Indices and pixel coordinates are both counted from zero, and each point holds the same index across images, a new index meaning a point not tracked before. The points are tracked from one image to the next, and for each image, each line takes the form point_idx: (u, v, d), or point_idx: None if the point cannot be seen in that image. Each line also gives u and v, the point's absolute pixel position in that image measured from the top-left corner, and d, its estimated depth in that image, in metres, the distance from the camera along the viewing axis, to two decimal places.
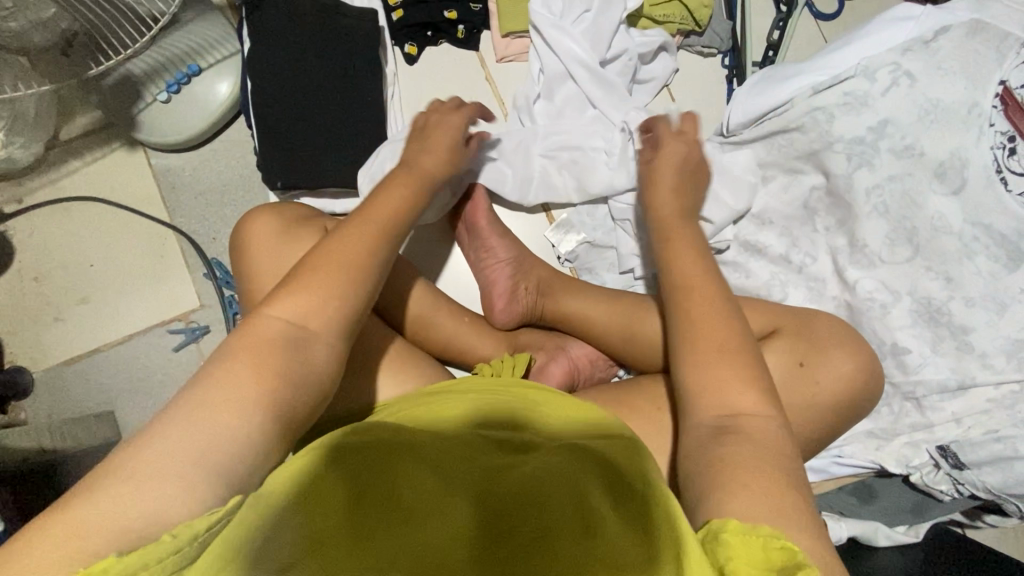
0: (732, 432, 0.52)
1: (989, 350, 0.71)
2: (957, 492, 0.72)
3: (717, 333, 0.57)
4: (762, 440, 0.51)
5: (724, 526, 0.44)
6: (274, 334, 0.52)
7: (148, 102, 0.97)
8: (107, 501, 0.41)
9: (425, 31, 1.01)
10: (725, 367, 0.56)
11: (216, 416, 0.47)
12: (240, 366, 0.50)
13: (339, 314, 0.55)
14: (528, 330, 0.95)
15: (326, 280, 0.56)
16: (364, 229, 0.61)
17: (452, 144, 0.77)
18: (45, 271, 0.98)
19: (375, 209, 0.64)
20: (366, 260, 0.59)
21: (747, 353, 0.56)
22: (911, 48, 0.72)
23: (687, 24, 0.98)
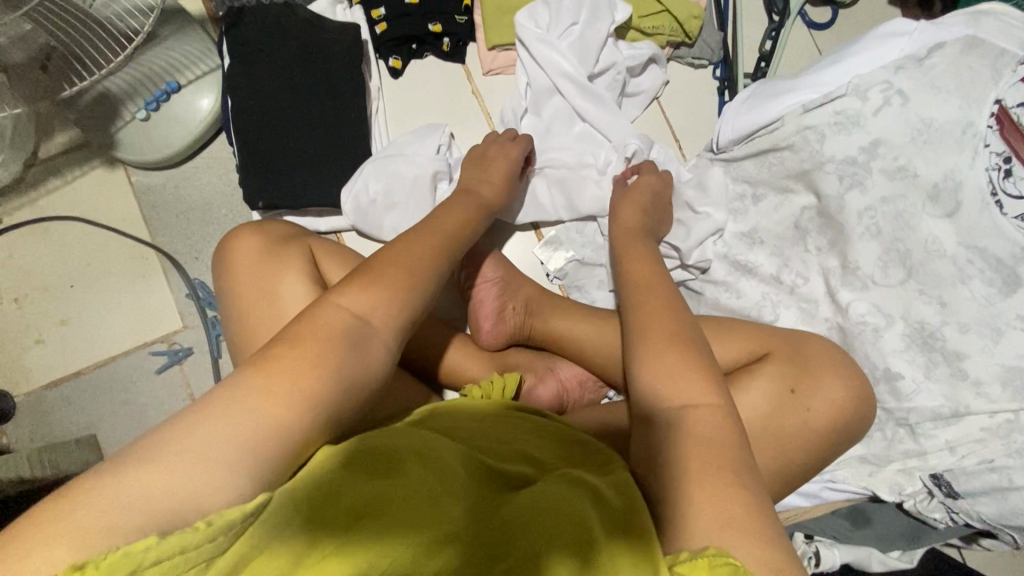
0: (681, 429, 0.54)
1: (984, 378, 0.69)
2: (951, 521, 0.70)
3: (678, 337, 0.59)
4: (709, 434, 0.53)
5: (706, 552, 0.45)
6: (336, 324, 0.50)
7: (126, 120, 0.95)
8: (145, 479, 0.40)
9: (410, 45, 0.99)
10: (683, 368, 0.57)
11: (261, 403, 0.45)
12: (299, 351, 0.48)
13: (398, 315, 0.53)
14: (517, 350, 0.93)
15: (393, 285, 0.54)
16: (429, 242, 0.61)
17: (508, 176, 0.82)
18: (24, 292, 0.97)
19: (437, 228, 0.64)
20: (431, 273, 0.58)
21: (703, 358, 0.58)
22: (903, 66, 0.70)
23: (677, 36, 0.96)
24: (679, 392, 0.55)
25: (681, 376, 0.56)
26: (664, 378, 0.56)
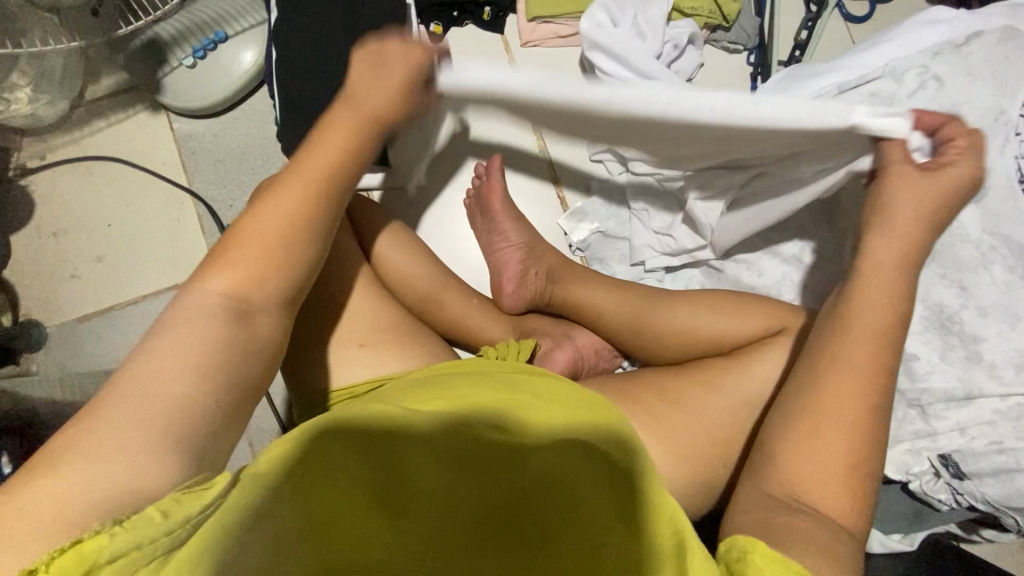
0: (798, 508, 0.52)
1: (998, 361, 0.71)
2: (955, 502, 0.72)
3: (846, 415, 0.55)
4: (825, 519, 0.52)
5: (751, 547, 0.46)
6: (207, 307, 0.52)
7: (173, 67, 0.99)
8: (64, 488, 0.40)
9: (451, 12, 1.02)
10: (825, 450, 0.54)
11: (158, 376, 0.47)
12: (173, 336, 0.49)
13: (278, 289, 0.56)
14: (536, 316, 0.95)
15: (260, 261, 0.55)
16: (296, 197, 0.57)
17: (406, 86, 0.62)
18: (63, 228, 1.00)
19: (311, 161, 0.59)
20: (300, 227, 0.56)
21: (858, 442, 0.54)
22: (942, 52, 0.72)
23: (714, 18, 0.98)
24: (802, 466, 0.54)
25: (831, 440, 0.54)
26: (807, 428, 0.55)
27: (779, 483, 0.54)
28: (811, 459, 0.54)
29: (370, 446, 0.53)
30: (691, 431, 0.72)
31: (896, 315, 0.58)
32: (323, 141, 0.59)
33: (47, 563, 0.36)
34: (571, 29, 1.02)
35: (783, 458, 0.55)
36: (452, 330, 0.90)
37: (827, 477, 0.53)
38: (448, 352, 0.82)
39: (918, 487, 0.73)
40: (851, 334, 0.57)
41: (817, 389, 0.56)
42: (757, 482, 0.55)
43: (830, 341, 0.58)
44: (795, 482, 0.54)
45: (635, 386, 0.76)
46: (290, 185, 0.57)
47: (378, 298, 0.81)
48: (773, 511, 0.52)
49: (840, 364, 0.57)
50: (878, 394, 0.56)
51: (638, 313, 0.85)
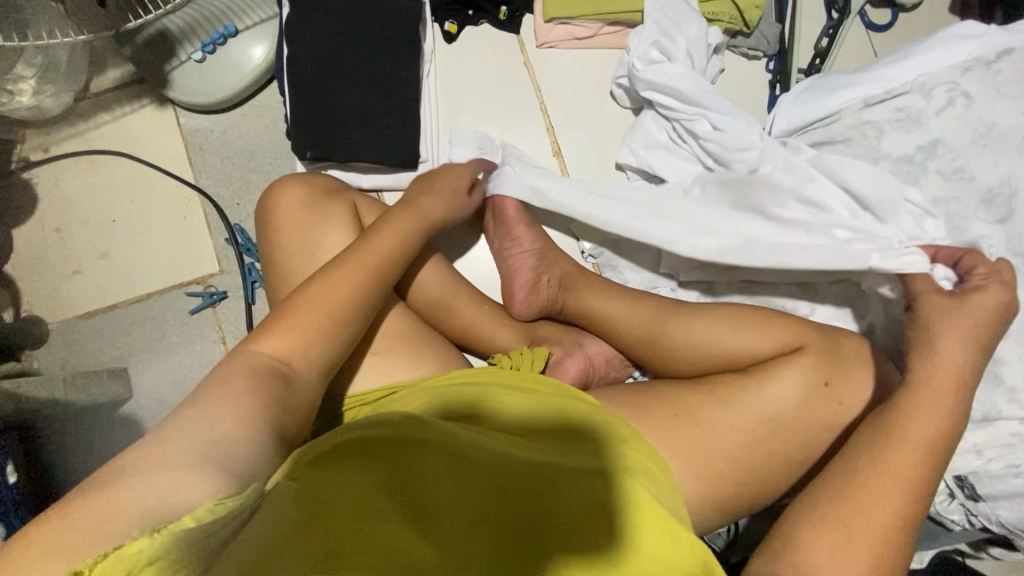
0: None
1: (1017, 384, 0.70)
2: (967, 522, 0.72)
3: (874, 518, 0.57)
4: None
5: None
6: (261, 364, 0.54)
7: (182, 60, 0.96)
8: (116, 502, 0.39)
9: (467, 10, 1.00)
10: (847, 546, 0.56)
11: (213, 422, 0.47)
12: (235, 383, 0.51)
13: (323, 354, 0.59)
14: (547, 323, 0.94)
15: (311, 331, 0.59)
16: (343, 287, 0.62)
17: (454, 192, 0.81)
18: (67, 222, 0.98)
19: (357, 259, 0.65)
20: (348, 304, 0.62)
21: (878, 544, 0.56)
22: (972, 68, 0.71)
23: (736, 23, 0.96)
24: (824, 559, 0.56)
25: (857, 541, 0.56)
26: (838, 506, 0.58)
27: (795, 557, 0.56)
28: (831, 536, 0.56)
29: (372, 449, 0.56)
30: (707, 447, 0.71)
31: (945, 425, 0.61)
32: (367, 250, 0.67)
33: (91, 566, 0.34)
34: (589, 31, 1.00)
35: (809, 529, 0.57)
36: (463, 337, 0.89)
37: (845, 553, 0.55)
38: (459, 360, 0.81)
39: (933, 508, 0.73)
40: (890, 432, 0.60)
41: (855, 487, 0.58)
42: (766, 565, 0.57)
43: (881, 435, 0.60)
44: (811, 568, 0.56)
45: (650, 399, 0.75)
46: (343, 282, 0.62)
47: (390, 305, 0.79)
48: None
49: (880, 458, 0.59)
50: (911, 506, 0.57)
51: (654, 324, 0.84)
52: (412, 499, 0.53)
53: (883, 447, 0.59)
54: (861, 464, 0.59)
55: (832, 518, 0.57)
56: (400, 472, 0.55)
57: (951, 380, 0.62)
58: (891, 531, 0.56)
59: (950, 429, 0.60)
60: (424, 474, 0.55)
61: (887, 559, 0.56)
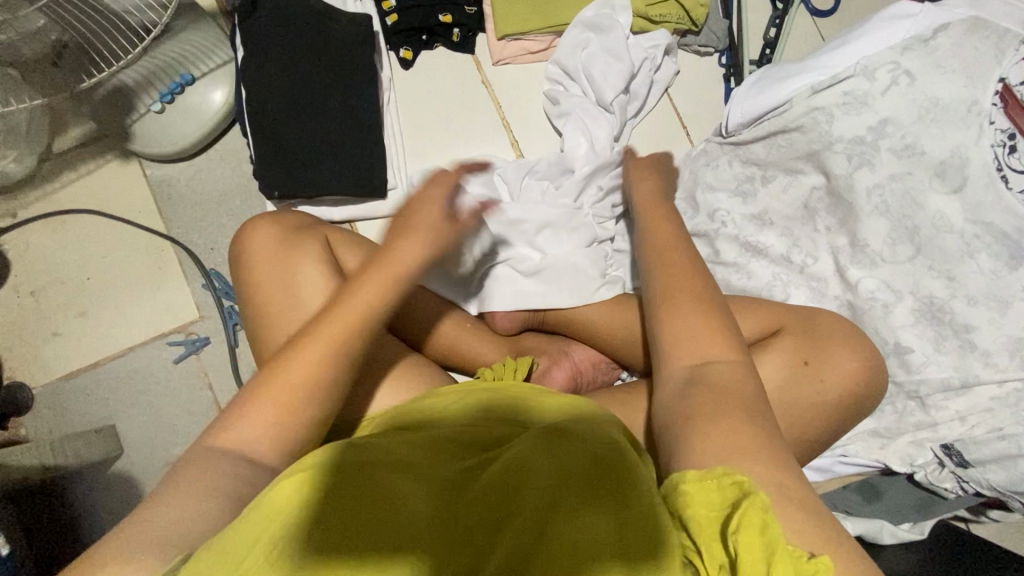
0: (701, 380, 0.57)
1: (991, 348, 0.72)
2: (961, 490, 0.72)
3: (687, 285, 0.64)
4: (726, 383, 0.57)
5: (682, 477, 0.49)
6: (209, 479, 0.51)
7: (141, 112, 0.96)
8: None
9: (420, 36, 1.01)
10: (697, 319, 0.61)
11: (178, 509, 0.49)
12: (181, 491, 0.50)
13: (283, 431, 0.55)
14: (531, 334, 0.94)
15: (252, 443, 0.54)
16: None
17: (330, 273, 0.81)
18: (41, 285, 0.97)
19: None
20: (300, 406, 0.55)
21: (715, 306, 0.62)
22: (910, 47, 0.73)
23: (684, 23, 0.98)
24: (686, 334, 0.61)
25: (704, 313, 0.61)
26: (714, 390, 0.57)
27: (685, 350, 0.60)
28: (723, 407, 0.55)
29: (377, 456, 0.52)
30: None
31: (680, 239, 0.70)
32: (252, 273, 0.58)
33: None
34: (543, 44, 1.02)
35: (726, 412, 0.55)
36: (448, 356, 0.89)
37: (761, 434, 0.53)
38: (444, 381, 0.81)
39: (923, 478, 0.73)
40: (678, 301, 0.63)
41: (659, 277, 0.65)
42: (664, 375, 0.60)
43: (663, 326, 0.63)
44: (688, 350, 0.60)
45: (637, 399, 0.76)
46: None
47: None
48: (684, 384, 0.58)
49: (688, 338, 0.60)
50: (707, 281, 0.65)
51: (632, 324, 0.86)
52: (393, 497, 0.49)
53: (657, 269, 0.66)
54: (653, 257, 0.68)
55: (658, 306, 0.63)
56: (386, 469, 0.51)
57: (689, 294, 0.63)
58: (710, 292, 0.64)
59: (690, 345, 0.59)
60: (408, 474, 0.51)
61: (727, 333, 0.61)
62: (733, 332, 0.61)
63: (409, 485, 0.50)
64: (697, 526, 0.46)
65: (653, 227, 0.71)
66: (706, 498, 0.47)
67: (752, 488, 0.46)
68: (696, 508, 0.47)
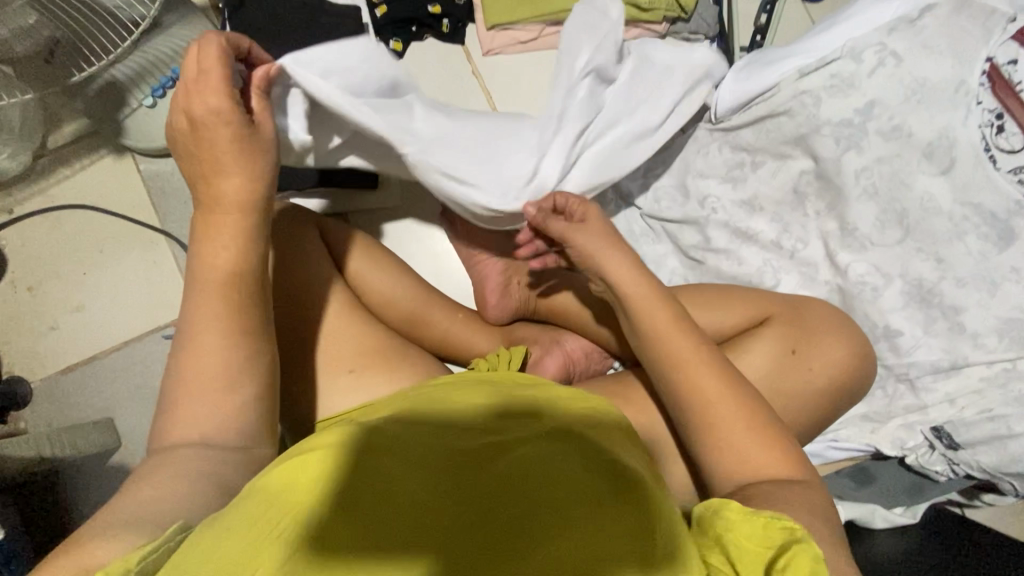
0: (750, 496, 0.55)
1: (981, 330, 0.72)
2: (952, 473, 0.72)
3: (696, 364, 0.62)
4: (777, 491, 0.55)
5: (726, 506, 0.50)
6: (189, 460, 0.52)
7: (133, 108, 0.97)
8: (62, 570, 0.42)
9: (410, 27, 1.01)
10: (723, 407, 0.60)
11: (162, 489, 0.49)
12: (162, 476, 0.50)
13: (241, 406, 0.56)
14: (523, 324, 0.94)
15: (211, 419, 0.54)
16: (216, 326, 0.56)
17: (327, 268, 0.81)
18: (38, 281, 0.98)
19: (209, 276, 0.58)
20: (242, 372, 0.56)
21: (720, 372, 0.62)
22: (897, 28, 0.72)
23: (672, 10, 0.99)
24: (728, 447, 0.59)
25: (708, 386, 0.61)
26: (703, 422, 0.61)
27: (726, 474, 0.58)
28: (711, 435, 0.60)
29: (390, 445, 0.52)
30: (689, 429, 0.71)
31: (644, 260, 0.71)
32: (218, 242, 0.59)
33: None
34: (532, 34, 1.02)
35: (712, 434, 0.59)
36: (441, 346, 0.89)
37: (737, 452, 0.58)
38: (435, 369, 0.81)
39: (914, 460, 0.74)
40: (663, 330, 0.65)
41: (661, 348, 0.64)
42: (717, 497, 0.59)
43: (651, 339, 0.65)
44: (733, 467, 0.58)
45: (628, 385, 0.76)
46: (211, 295, 0.57)
47: (363, 321, 0.80)
48: (733, 501, 0.56)
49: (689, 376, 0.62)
50: (702, 341, 0.64)
51: None
52: (402, 485, 0.48)
53: (653, 333, 0.65)
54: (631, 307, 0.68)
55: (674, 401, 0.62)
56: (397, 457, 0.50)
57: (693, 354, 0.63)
58: (701, 348, 0.64)
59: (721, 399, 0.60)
60: (401, 466, 0.50)
61: (758, 410, 0.60)
62: (761, 410, 0.60)
63: (405, 478, 0.49)
64: (738, 553, 0.46)
65: (619, 269, 0.70)
66: (749, 530, 0.47)
67: (803, 534, 0.46)
68: (737, 539, 0.47)
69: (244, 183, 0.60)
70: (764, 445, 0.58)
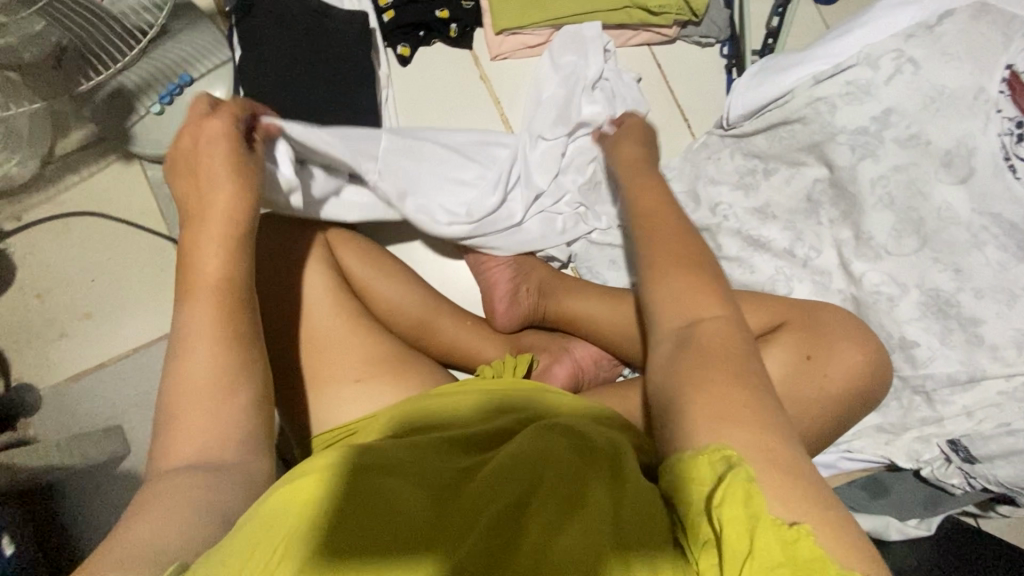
0: (691, 342, 0.52)
1: (999, 342, 0.71)
2: (968, 486, 0.71)
3: (676, 238, 0.59)
4: (718, 346, 0.51)
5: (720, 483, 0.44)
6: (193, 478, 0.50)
7: (142, 114, 0.96)
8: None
9: (418, 32, 1.00)
10: (685, 277, 0.56)
11: (163, 513, 0.47)
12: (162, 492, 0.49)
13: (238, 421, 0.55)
14: (532, 331, 0.93)
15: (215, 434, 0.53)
16: (206, 340, 0.55)
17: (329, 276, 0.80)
18: (47, 288, 0.98)
19: (194, 284, 0.58)
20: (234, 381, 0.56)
21: (702, 259, 0.58)
22: (914, 35, 0.71)
23: (684, 15, 0.97)
24: (679, 302, 0.55)
25: (681, 264, 0.57)
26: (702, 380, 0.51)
27: (672, 320, 0.55)
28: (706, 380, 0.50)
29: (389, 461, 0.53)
30: None
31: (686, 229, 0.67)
32: (206, 254, 0.58)
33: None
34: (541, 38, 1.00)
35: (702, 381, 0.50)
36: (449, 353, 0.89)
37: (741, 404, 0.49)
38: (444, 379, 0.81)
39: (929, 473, 0.72)
40: (659, 269, 0.57)
41: (641, 229, 0.62)
42: (655, 341, 0.55)
43: (641, 228, 0.62)
44: (681, 318, 0.54)
45: (640, 395, 0.75)
46: (204, 304, 0.57)
47: (372, 331, 0.79)
48: (675, 352, 0.52)
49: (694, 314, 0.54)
50: (687, 224, 0.62)
51: (635, 319, 0.84)
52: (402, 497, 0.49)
53: (642, 221, 0.62)
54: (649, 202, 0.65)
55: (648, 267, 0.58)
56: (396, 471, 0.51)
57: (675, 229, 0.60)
58: (687, 233, 0.60)
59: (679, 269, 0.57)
60: (398, 481, 0.50)
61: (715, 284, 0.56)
62: (724, 292, 0.56)
63: (403, 492, 0.49)
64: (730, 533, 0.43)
65: (650, 207, 0.64)
66: (742, 514, 0.43)
67: (794, 521, 0.42)
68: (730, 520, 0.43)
69: (234, 196, 0.60)
70: (720, 314, 0.54)
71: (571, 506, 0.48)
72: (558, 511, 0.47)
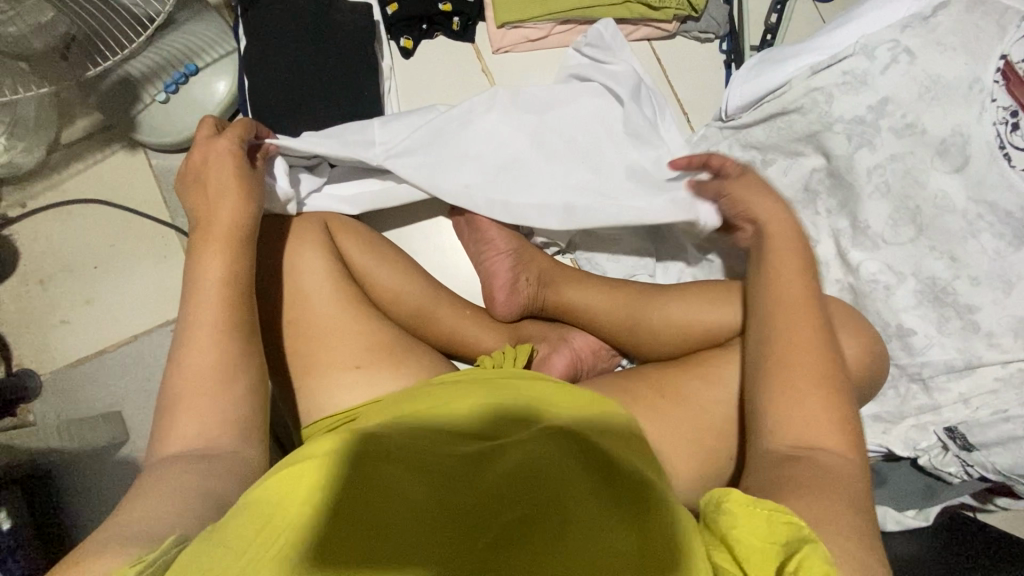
0: (803, 461, 0.52)
1: (995, 329, 0.71)
2: (966, 474, 0.72)
3: (811, 362, 0.57)
4: (831, 470, 0.52)
5: (727, 496, 0.48)
6: (187, 470, 0.51)
7: (147, 103, 0.98)
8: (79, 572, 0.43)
9: (420, 25, 1.01)
10: (815, 389, 0.55)
11: (167, 500, 0.49)
12: (166, 483, 0.51)
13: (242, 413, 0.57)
14: (531, 322, 0.94)
15: (218, 424, 0.55)
16: (206, 336, 0.57)
17: (329, 265, 0.80)
18: (50, 274, 0.99)
19: (201, 283, 0.60)
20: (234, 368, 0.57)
21: (830, 363, 0.57)
22: (911, 25, 0.72)
23: (683, 9, 0.98)
24: (804, 413, 0.55)
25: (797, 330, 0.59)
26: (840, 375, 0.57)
27: (789, 432, 0.54)
28: (804, 416, 0.54)
29: (384, 452, 0.52)
30: (697, 425, 0.71)
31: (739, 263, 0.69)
32: (208, 254, 0.62)
33: None
34: (542, 32, 1.02)
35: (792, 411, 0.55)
36: (448, 342, 0.89)
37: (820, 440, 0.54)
38: (444, 365, 0.81)
39: (927, 461, 0.74)
40: (790, 378, 0.56)
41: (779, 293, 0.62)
42: (763, 447, 0.55)
43: (775, 333, 0.60)
44: (797, 431, 0.54)
45: (637, 381, 0.75)
46: (207, 301, 0.59)
47: (371, 316, 0.80)
48: (784, 466, 0.52)
49: (794, 345, 0.58)
50: (829, 342, 0.59)
51: (633, 309, 0.84)
52: (397, 495, 0.48)
53: (774, 338, 0.59)
54: (769, 310, 0.62)
55: (775, 374, 0.57)
56: (392, 466, 0.51)
57: (817, 359, 0.57)
58: (829, 364, 0.57)
59: (833, 406, 0.55)
60: (401, 477, 0.50)
61: (838, 382, 0.56)
62: (842, 390, 0.56)
63: (406, 490, 0.49)
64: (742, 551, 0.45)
65: (780, 279, 0.64)
66: (752, 528, 0.45)
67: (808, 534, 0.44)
68: (739, 530, 0.46)
69: (235, 205, 0.65)
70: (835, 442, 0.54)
71: (572, 516, 0.47)
72: (561, 522, 0.47)
